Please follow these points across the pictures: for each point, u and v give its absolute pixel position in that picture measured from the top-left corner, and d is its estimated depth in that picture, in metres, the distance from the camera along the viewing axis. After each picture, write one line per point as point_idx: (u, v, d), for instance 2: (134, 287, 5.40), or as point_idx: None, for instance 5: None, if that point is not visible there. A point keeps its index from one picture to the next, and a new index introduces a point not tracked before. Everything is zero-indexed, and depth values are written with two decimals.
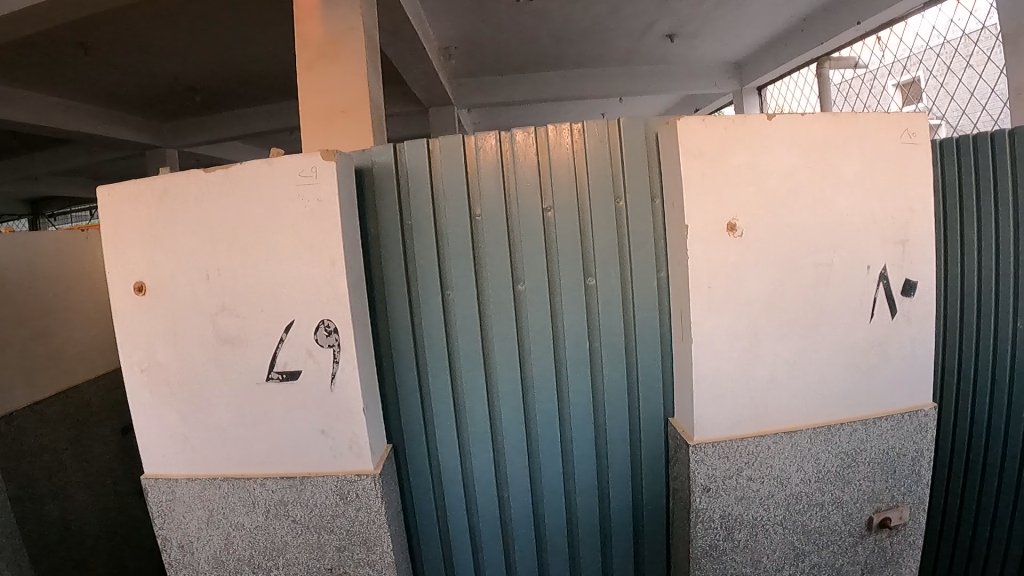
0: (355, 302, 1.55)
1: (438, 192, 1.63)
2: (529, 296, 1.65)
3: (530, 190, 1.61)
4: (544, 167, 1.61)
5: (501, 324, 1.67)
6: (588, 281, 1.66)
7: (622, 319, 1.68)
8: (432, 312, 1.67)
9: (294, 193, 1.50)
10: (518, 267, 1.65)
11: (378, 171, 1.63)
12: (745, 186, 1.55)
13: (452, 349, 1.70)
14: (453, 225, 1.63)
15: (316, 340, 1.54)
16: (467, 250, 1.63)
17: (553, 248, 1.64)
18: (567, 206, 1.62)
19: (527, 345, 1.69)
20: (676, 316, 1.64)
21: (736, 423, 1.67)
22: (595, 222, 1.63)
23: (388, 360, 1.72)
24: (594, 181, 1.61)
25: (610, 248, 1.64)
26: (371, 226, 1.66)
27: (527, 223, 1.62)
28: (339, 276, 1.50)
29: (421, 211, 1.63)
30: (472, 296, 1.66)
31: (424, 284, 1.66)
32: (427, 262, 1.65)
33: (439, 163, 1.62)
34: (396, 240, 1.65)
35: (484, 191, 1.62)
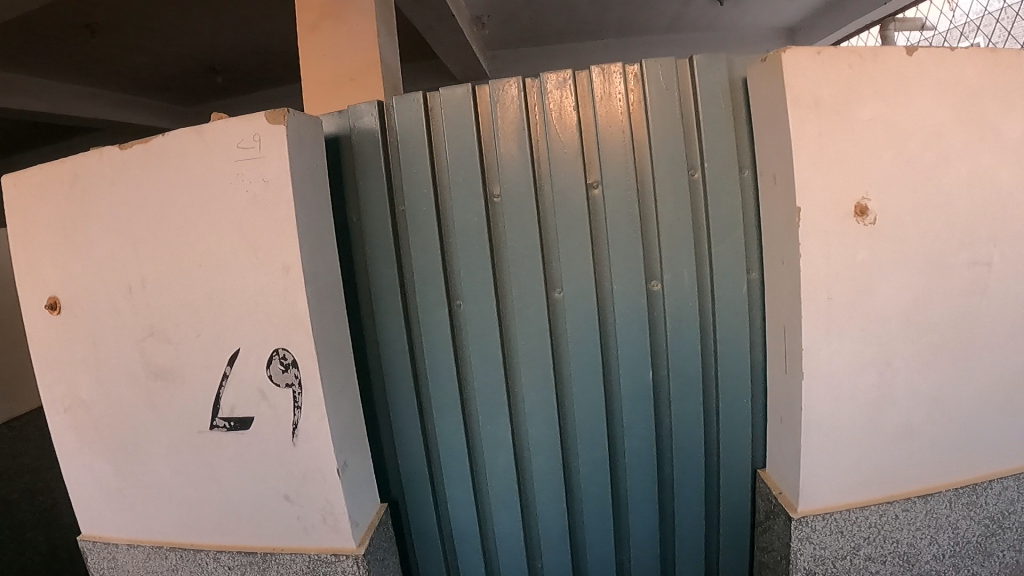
0: (326, 323, 1.11)
1: (441, 166, 1.16)
2: (568, 308, 1.18)
3: (569, 162, 1.13)
4: (589, 130, 1.13)
5: (531, 345, 1.21)
6: (654, 286, 1.18)
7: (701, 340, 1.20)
8: (436, 331, 1.21)
9: (234, 172, 1.06)
10: (553, 267, 1.18)
11: (360, 138, 1.18)
12: (880, 151, 1.06)
13: (467, 380, 1.25)
14: (463, 212, 1.16)
15: (270, 378, 1.10)
16: (484, 246, 1.17)
17: (602, 242, 1.16)
18: (621, 181, 1.13)
19: (566, 375, 1.23)
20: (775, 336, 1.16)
21: (857, 486, 1.20)
22: (662, 205, 1.14)
23: (381, 393, 1.28)
24: (660, 147, 1.12)
25: (683, 239, 1.15)
26: (352, 213, 1.21)
27: (566, 207, 1.14)
28: (296, 289, 1.05)
29: (418, 193, 1.16)
30: (490, 308, 1.19)
31: (424, 291, 1.20)
32: (427, 263, 1.19)
33: (441, 126, 1.15)
34: (386, 233, 1.19)
35: (505, 162, 1.14)
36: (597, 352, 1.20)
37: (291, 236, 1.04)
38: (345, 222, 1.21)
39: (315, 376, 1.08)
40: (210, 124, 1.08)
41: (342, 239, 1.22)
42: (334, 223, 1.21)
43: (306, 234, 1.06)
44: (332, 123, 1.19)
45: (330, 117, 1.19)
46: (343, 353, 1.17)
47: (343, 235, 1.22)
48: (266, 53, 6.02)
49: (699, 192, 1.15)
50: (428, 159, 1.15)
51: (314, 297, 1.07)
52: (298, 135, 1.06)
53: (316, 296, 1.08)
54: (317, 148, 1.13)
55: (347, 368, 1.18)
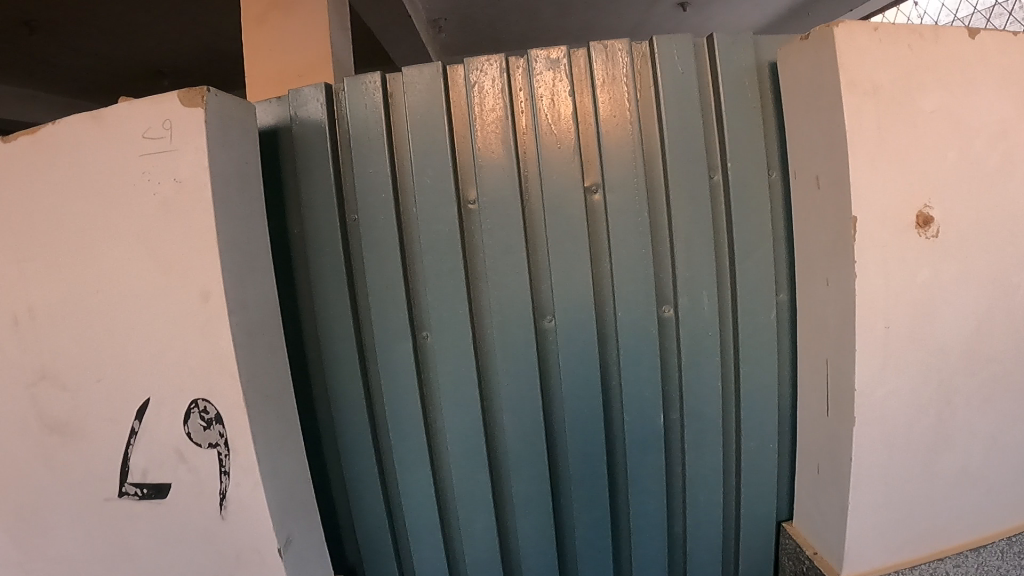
0: (259, 363, 0.88)
1: (403, 164, 0.93)
2: (562, 342, 0.94)
3: (563, 160, 0.89)
4: (587, 120, 0.90)
5: (516, 387, 0.96)
6: (666, 313, 0.94)
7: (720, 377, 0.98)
8: (398, 369, 0.97)
9: (138, 169, 0.83)
10: (543, 289, 0.94)
11: (303, 131, 0.95)
12: (943, 148, 0.87)
13: (435, 430, 1.01)
14: (430, 221, 0.92)
15: (188, 437, 0.87)
16: (456, 263, 0.92)
17: (604, 258, 0.92)
18: (628, 183, 0.89)
19: (557, 421, 1.00)
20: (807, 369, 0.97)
21: (906, 543, 1.01)
22: (678, 213, 0.91)
23: (331, 445, 1.04)
24: (676, 141, 0.89)
25: (703, 255, 0.92)
26: (294, 224, 0.98)
27: (562, 215, 0.90)
28: (217, 321, 0.82)
29: (374, 197, 0.93)
30: (465, 341, 0.95)
31: (383, 320, 0.96)
32: (387, 286, 0.95)
33: (403, 115, 0.92)
34: (335, 248, 0.96)
35: (483, 158, 0.90)
36: (597, 395, 0.97)
37: (210, 253, 0.81)
38: (286, 236, 0.99)
39: (246, 431, 0.85)
40: (111, 109, 0.85)
41: (279, 257, 0.99)
42: (269, 237, 0.98)
43: (231, 251, 0.84)
44: (268, 115, 0.97)
45: (267, 107, 0.97)
46: (285, 400, 0.94)
47: (281, 251, 0.99)
48: (216, 58, 5.72)
49: (722, 196, 0.93)
50: (388, 155, 0.92)
51: (243, 332, 0.85)
52: (221, 123, 0.84)
53: (246, 330, 0.85)
54: (248, 142, 0.90)
55: (289, 416, 0.95)
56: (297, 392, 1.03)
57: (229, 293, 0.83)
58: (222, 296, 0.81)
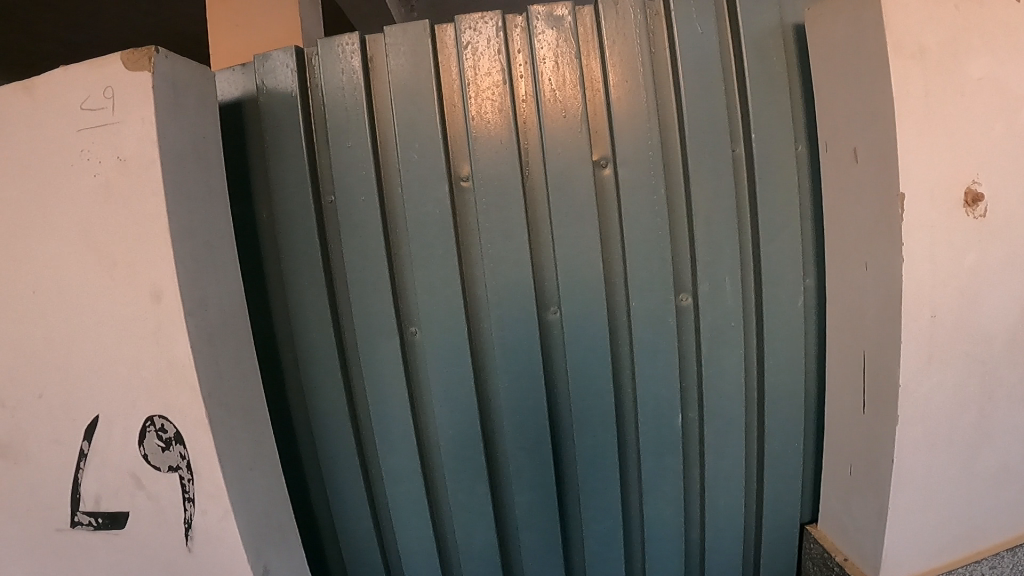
0: (225, 371, 0.77)
1: (385, 138, 0.82)
2: (569, 339, 0.81)
3: (567, 130, 0.78)
4: (595, 85, 0.79)
5: (518, 390, 0.84)
6: (683, 301, 0.83)
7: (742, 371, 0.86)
8: (382, 374, 0.85)
9: (76, 146, 0.71)
10: (547, 277, 0.81)
11: (270, 103, 0.83)
12: (993, 116, 0.77)
13: (427, 439, 0.89)
14: (416, 203, 0.80)
15: (146, 459, 0.76)
16: (450, 248, 0.80)
17: (615, 240, 0.81)
18: (643, 155, 0.78)
19: (566, 427, 0.87)
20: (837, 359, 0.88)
21: (943, 547, 0.93)
22: (698, 188, 0.80)
23: (311, 457, 0.93)
24: (695, 107, 0.79)
25: (726, 234, 0.81)
26: (262, 209, 0.86)
27: (568, 192, 0.78)
28: (173, 326, 0.71)
29: (353, 176, 0.81)
30: (462, 339, 0.83)
31: (364, 318, 0.84)
32: (370, 276, 0.83)
33: (385, 83, 0.81)
34: (309, 236, 0.84)
35: (477, 129, 0.79)
36: (608, 398, 0.85)
37: (161, 246, 0.69)
38: (253, 224, 0.87)
39: (211, 452, 0.74)
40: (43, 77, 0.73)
41: (246, 247, 0.88)
42: (233, 224, 0.87)
43: (188, 243, 0.72)
44: (231, 88, 0.86)
45: (230, 77, 0.86)
46: (257, 411, 0.83)
47: (247, 240, 0.87)
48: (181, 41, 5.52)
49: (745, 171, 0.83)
50: (369, 128, 0.81)
51: (204, 337, 0.73)
52: (173, 91, 0.72)
53: (207, 335, 0.74)
54: (207, 115, 0.78)
55: (262, 430, 0.84)
56: (270, 399, 0.91)
57: (186, 292, 0.71)
58: (176, 297, 0.70)
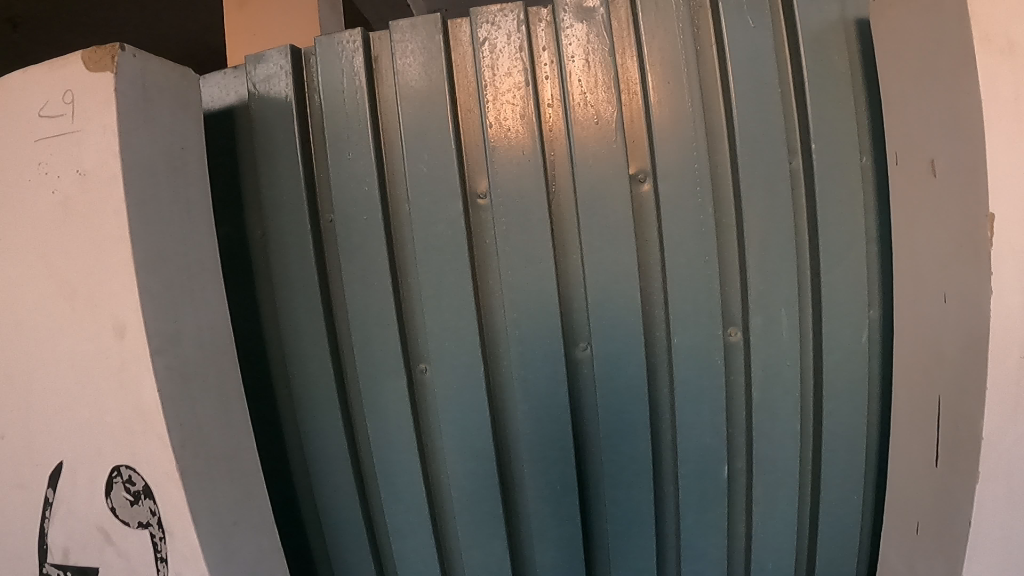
0: (205, 413, 0.67)
1: (391, 148, 0.72)
2: (600, 377, 0.71)
3: (598, 138, 0.68)
4: (631, 87, 0.68)
5: (541, 438, 0.73)
6: (732, 337, 0.72)
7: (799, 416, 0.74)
8: (386, 414, 0.75)
9: (34, 159, 0.64)
10: (577, 309, 0.71)
11: (263, 109, 0.74)
12: None
13: (440, 490, 0.78)
14: (425, 221, 0.70)
15: (113, 512, 0.67)
16: (464, 274, 0.70)
17: (655, 265, 0.70)
18: (686, 169, 0.68)
19: (594, 480, 0.76)
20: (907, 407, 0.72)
21: None
22: (752, 207, 0.68)
23: (309, 505, 0.83)
24: (747, 113, 0.68)
25: (784, 261, 0.69)
26: (255, 227, 0.77)
27: (599, 211, 0.68)
28: (138, 364, 0.61)
29: (353, 190, 0.71)
30: (479, 378, 0.72)
31: (366, 350, 0.74)
32: (374, 304, 0.73)
33: (390, 85, 0.71)
34: (305, 257, 0.75)
35: (493, 137, 0.69)
36: (645, 448, 0.73)
37: (125, 273, 0.60)
38: (246, 244, 0.78)
39: (184, 508, 0.64)
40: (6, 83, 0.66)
41: (239, 273, 0.78)
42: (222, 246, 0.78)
43: (157, 268, 0.63)
44: (223, 96, 0.78)
45: (222, 81, 0.78)
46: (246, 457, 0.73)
47: (240, 262, 0.78)
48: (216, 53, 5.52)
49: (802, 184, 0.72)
50: (372, 136, 0.71)
51: (177, 376, 0.64)
52: (143, 95, 0.63)
53: (182, 373, 0.64)
54: (190, 122, 0.70)
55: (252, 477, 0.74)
56: (265, 441, 0.82)
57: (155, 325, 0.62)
58: (142, 332, 0.61)
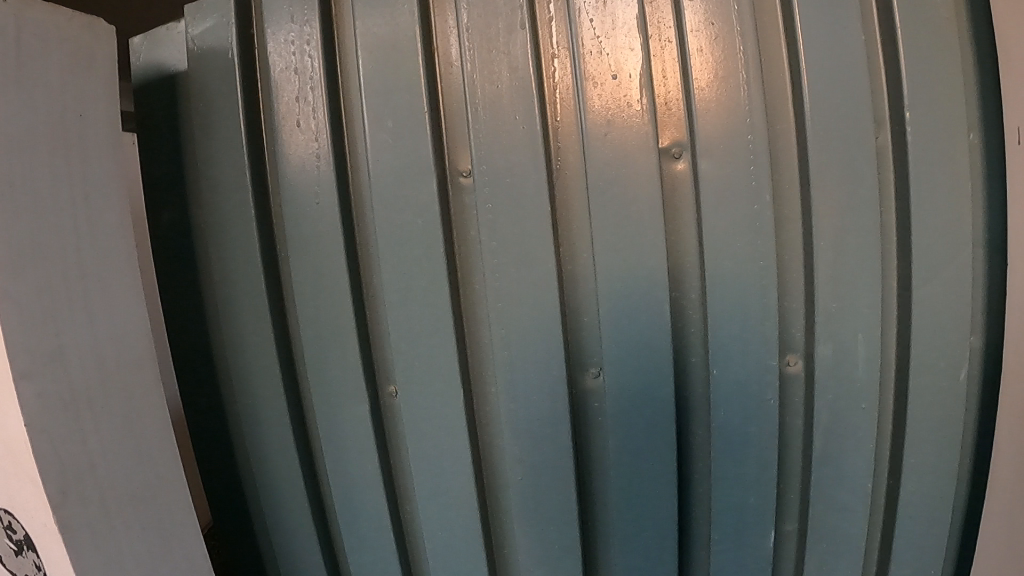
0: (105, 445, 0.55)
1: (351, 112, 0.55)
2: (614, 410, 0.54)
3: (617, 100, 0.51)
4: (664, 31, 0.51)
5: (538, 490, 0.57)
6: (791, 368, 0.54)
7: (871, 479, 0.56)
8: (347, 446, 0.60)
9: None
10: (587, 327, 0.54)
11: (206, 68, 0.58)
12: None
13: (415, 547, 0.62)
14: (393, 206, 0.54)
15: (5, 555, 0.58)
16: (437, 277, 0.54)
17: (693, 271, 0.53)
18: (738, 144, 0.51)
19: (606, 547, 0.59)
20: (1018, 485, 0.50)
21: None
22: (820, 196, 0.51)
23: (271, 560, 0.66)
24: (821, 69, 0.50)
25: (865, 271, 0.52)
26: (190, 209, 0.61)
27: (614, 198, 0.52)
28: (3, 392, 0.50)
29: (305, 166, 0.56)
30: (458, 412, 0.56)
31: (323, 366, 0.59)
32: (331, 312, 0.57)
33: (352, 30, 0.55)
34: (246, 247, 0.58)
35: (476, 98, 0.52)
36: (671, 510, 0.57)
37: None
38: (188, 234, 0.62)
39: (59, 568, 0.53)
40: None
41: (185, 270, 0.63)
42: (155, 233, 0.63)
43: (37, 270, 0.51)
44: (159, 59, 0.61)
45: (155, 43, 0.62)
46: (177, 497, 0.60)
47: (178, 252, 0.63)
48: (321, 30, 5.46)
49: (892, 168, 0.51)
50: (329, 98, 0.55)
51: (58, 407, 0.52)
52: (16, 54, 0.50)
53: (67, 403, 0.52)
54: (102, 90, 0.58)
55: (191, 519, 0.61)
56: (217, 471, 0.67)
57: (25, 342, 0.50)
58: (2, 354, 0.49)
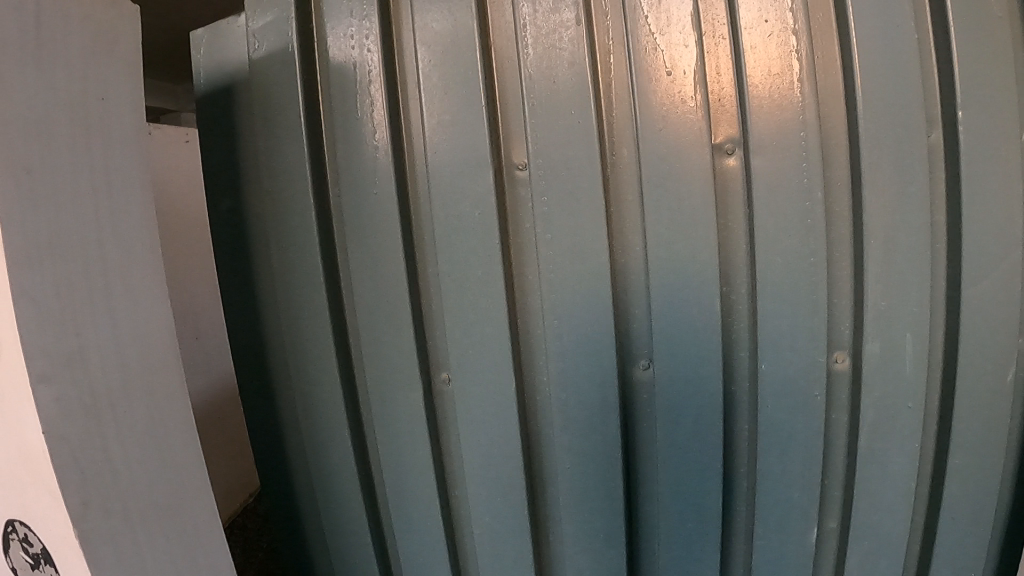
0: (128, 457, 0.49)
1: (408, 108, 0.57)
2: (665, 399, 0.56)
3: (671, 96, 0.52)
4: (718, 28, 0.52)
5: (585, 477, 0.58)
6: (838, 364, 0.55)
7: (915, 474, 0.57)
8: (399, 430, 0.61)
9: None
10: (637, 319, 0.55)
11: (267, 65, 0.60)
12: None
13: (460, 529, 0.64)
14: (451, 196, 0.56)
15: (18, 568, 0.54)
16: (493, 270, 0.56)
17: (743, 270, 0.54)
18: (791, 142, 0.51)
19: (648, 533, 0.61)
20: None
21: None
22: (872, 194, 0.52)
23: (319, 540, 0.69)
24: (874, 70, 0.51)
25: (915, 270, 0.52)
26: (246, 199, 0.64)
27: (669, 193, 0.52)
28: (20, 392, 0.45)
29: (363, 161, 0.58)
30: (509, 397, 0.58)
31: (379, 352, 0.60)
32: (386, 300, 0.59)
33: (410, 25, 0.56)
34: (301, 237, 0.60)
35: (534, 93, 0.54)
36: (714, 499, 0.58)
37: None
38: (243, 222, 0.64)
39: None
40: None
41: (239, 257, 0.65)
42: (211, 222, 0.66)
43: (56, 262, 0.45)
44: (217, 49, 0.63)
45: (213, 35, 0.64)
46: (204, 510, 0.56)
47: (231, 241, 0.65)
48: None
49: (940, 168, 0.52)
50: (387, 94, 0.57)
51: (78, 411, 0.46)
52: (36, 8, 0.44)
53: (88, 407, 0.46)
54: None
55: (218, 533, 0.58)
56: (267, 451, 0.70)
57: (40, 337, 0.44)
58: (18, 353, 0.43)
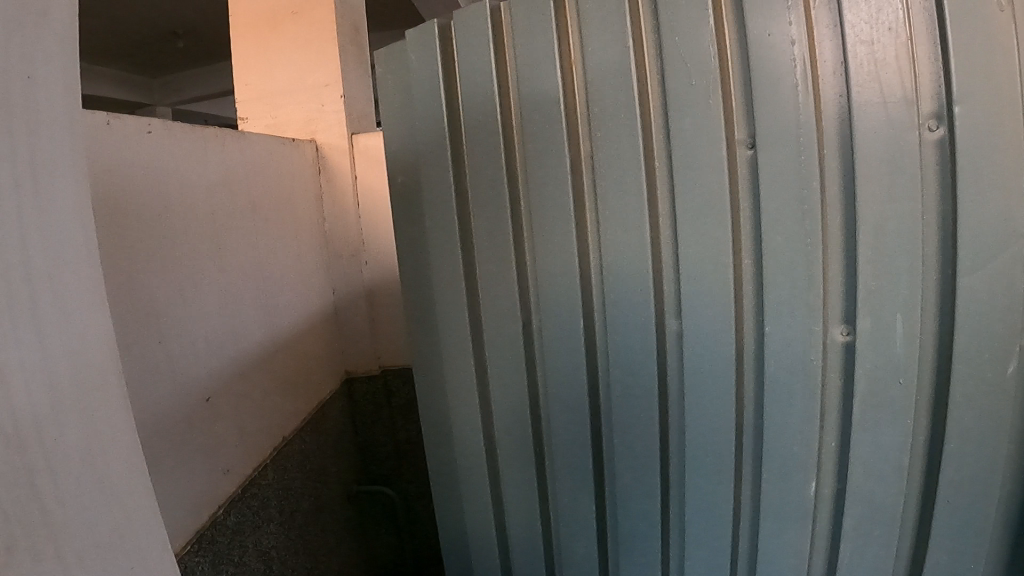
0: (59, 489, 0.44)
1: (511, 110, 0.80)
2: (689, 329, 0.72)
3: (690, 107, 0.67)
4: (730, 60, 0.66)
5: (623, 383, 0.78)
6: (841, 336, 0.66)
7: (907, 440, 0.66)
8: (502, 329, 0.86)
9: None
10: (665, 273, 0.73)
11: (419, 82, 0.87)
12: None
13: (541, 404, 0.86)
14: (541, 166, 0.78)
15: None
16: (566, 227, 0.78)
17: (748, 250, 0.68)
18: (790, 139, 0.63)
19: (675, 444, 0.77)
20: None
21: None
22: (867, 193, 0.61)
23: (442, 397, 0.96)
24: (860, 94, 0.60)
25: (905, 264, 0.61)
26: (403, 170, 0.92)
27: (691, 182, 0.69)
28: None
29: (488, 175, 0.82)
30: (578, 313, 0.79)
31: (491, 274, 0.85)
32: (496, 237, 0.84)
33: (514, 51, 0.78)
34: (443, 192, 0.87)
35: (599, 103, 0.73)
36: (726, 424, 0.73)
37: None
38: (401, 181, 0.92)
39: None
40: None
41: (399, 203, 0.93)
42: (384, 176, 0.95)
43: None
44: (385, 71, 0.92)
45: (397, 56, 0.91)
46: (155, 543, 0.52)
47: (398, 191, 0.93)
48: None
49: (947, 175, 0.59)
50: (499, 106, 0.80)
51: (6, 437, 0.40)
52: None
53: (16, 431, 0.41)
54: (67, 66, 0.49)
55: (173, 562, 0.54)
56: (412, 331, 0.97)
57: None
58: None
